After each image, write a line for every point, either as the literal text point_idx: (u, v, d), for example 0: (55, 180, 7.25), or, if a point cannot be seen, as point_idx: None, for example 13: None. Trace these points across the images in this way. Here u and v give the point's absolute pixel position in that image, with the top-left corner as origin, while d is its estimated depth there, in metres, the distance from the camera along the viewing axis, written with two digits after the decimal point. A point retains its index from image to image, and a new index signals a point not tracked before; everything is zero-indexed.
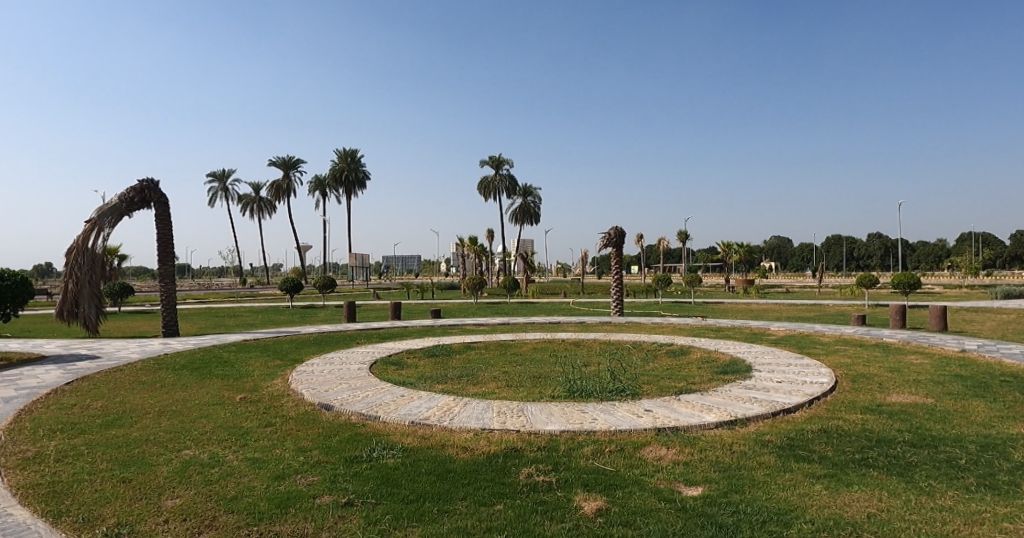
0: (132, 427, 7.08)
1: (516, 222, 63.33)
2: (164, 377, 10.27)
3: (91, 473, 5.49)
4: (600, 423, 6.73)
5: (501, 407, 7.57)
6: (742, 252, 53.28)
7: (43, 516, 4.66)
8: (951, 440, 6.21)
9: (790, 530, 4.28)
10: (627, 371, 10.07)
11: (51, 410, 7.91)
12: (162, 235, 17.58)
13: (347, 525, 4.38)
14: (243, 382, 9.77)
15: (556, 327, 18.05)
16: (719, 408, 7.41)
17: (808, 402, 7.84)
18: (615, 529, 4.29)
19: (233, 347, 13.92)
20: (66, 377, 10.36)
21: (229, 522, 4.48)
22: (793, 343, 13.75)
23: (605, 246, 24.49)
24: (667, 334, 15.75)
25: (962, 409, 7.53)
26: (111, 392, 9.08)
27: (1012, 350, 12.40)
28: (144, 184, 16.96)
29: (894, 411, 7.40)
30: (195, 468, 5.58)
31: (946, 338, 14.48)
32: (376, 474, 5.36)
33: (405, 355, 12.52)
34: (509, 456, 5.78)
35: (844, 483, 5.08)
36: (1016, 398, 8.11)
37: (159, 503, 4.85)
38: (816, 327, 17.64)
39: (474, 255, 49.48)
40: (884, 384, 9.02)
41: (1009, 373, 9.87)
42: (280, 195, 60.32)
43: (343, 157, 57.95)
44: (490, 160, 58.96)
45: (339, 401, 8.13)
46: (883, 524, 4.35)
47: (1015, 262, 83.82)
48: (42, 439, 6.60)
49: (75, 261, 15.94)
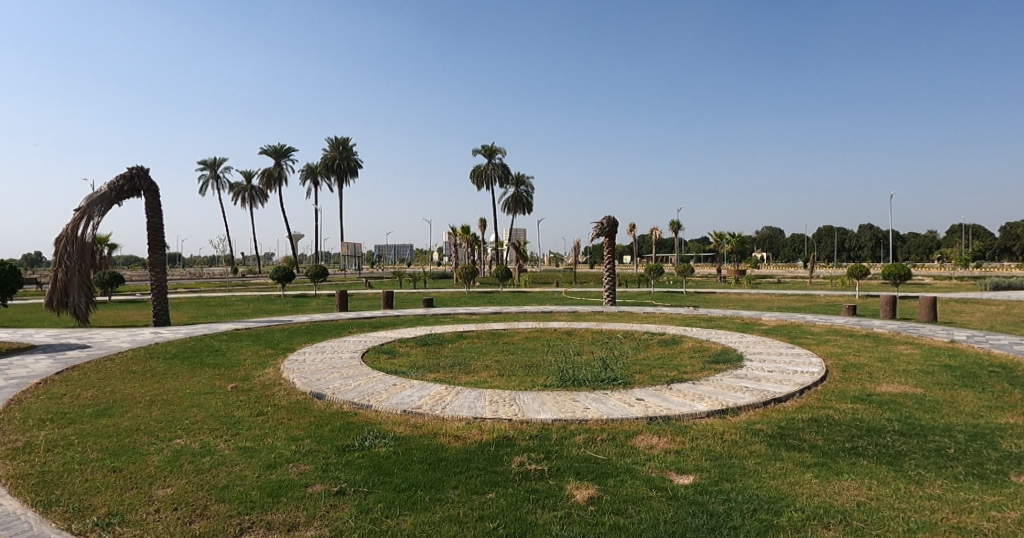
0: (123, 416, 7.05)
1: (509, 212, 63.23)
2: (155, 366, 10.23)
3: (82, 463, 5.45)
4: (591, 412, 6.74)
5: (494, 396, 7.57)
6: (734, 242, 53.28)
7: (34, 506, 4.63)
8: (941, 429, 6.27)
9: (780, 518, 4.30)
10: (619, 360, 10.11)
11: (41, 400, 7.86)
12: (153, 223, 17.42)
13: (339, 514, 4.37)
14: (235, 371, 9.72)
15: (549, 316, 18.15)
16: (710, 397, 7.45)
17: (798, 391, 7.88)
18: (607, 518, 4.29)
19: (224, 336, 13.86)
20: (56, 366, 10.30)
21: (221, 511, 4.47)
22: (784, 333, 13.85)
23: (598, 235, 24.55)
24: (659, 324, 15.82)
25: (950, 398, 7.61)
26: (102, 381, 9.03)
27: (1000, 341, 12.52)
28: (132, 172, 16.79)
29: (884, 401, 7.45)
30: (187, 457, 5.55)
31: (935, 329, 14.60)
32: (369, 463, 5.35)
33: (398, 343, 12.53)
34: (501, 444, 5.77)
35: (834, 471, 5.12)
36: (1004, 388, 8.20)
37: (151, 492, 4.82)
38: (807, 317, 17.80)
39: (467, 244, 49.52)
40: (874, 374, 9.09)
41: (997, 364, 9.97)
42: (270, 183, 59.87)
43: (337, 145, 57.42)
44: (484, 149, 58.08)
45: (331, 389, 8.11)
46: (872, 512, 4.39)
47: (1004, 255, 84.35)
48: (33, 429, 6.55)
49: (64, 249, 15.70)
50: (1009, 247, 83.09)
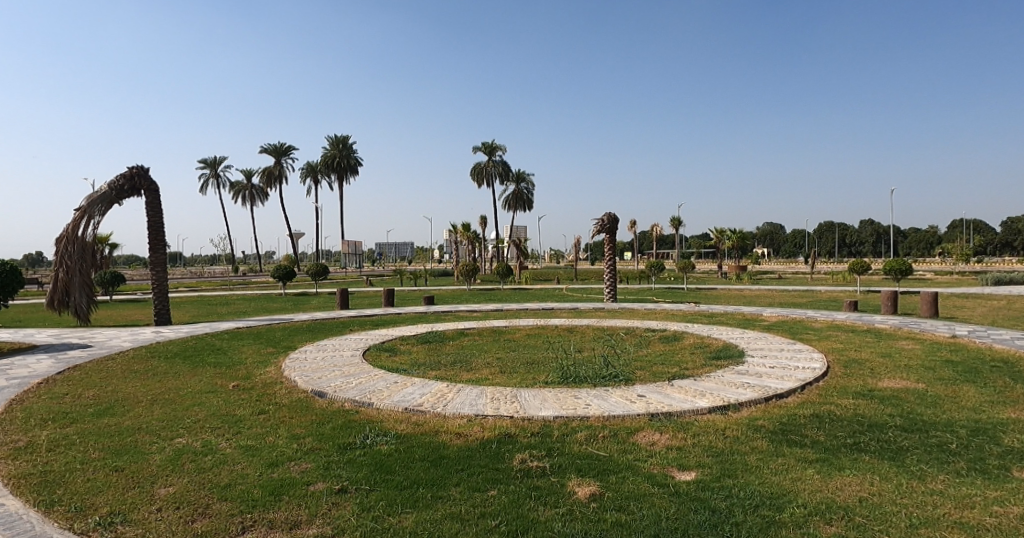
0: (125, 415, 7.05)
1: (509, 209, 63.20)
2: (156, 365, 10.23)
3: (84, 462, 5.46)
4: (593, 409, 6.74)
5: (496, 393, 7.59)
6: (734, 238, 53.20)
7: (36, 505, 4.63)
8: (942, 424, 6.27)
9: (782, 514, 4.29)
10: (621, 356, 10.11)
11: (42, 400, 7.85)
12: (154, 222, 17.41)
13: (341, 512, 4.37)
14: (236, 370, 9.72)
15: (550, 313, 18.14)
16: (712, 394, 7.44)
17: (800, 388, 7.87)
18: (609, 514, 4.29)
19: (225, 335, 13.86)
20: (58, 366, 10.30)
21: (222, 510, 4.46)
22: (785, 329, 13.83)
23: (598, 232, 24.52)
24: (660, 321, 15.79)
25: (952, 394, 7.58)
26: (104, 381, 9.03)
27: (1002, 336, 12.50)
28: (133, 171, 16.79)
29: (886, 397, 7.44)
30: (188, 456, 5.56)
31: (936, 324, 14.58)
32: (371, 460, 5.36)
33: (399, 341, 12.52)
34: (503, 442, 5.78)
35: (836, 467, 5.11)
36: (1006, 382, 8.18)
37: (152, 492, 4.83)
38: (808, 312, 17.79)
39: (467, 242, 49.52)
40: (876, 370, 9.08)
41: (999, 359, 9.95)
42: (270, 182, 59.84)
43: (336, 144, 57.55)
44: (484, 149, 57.75)
45: (332, 388, 8.11)
46: (874, 508, 4.38)
47: (1006, 249, 84.21)
48: (34, 429, 6.55)
49: (65, 249, 15.71)
50: (1010, 242, 82.94)
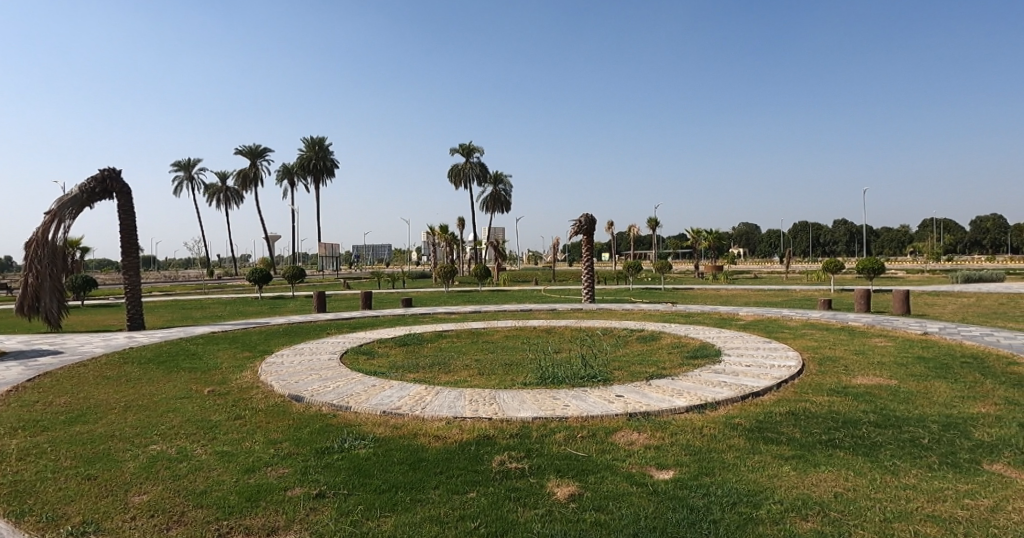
0: (97, 423, 6.88)
1: (488, 211, 63.10)
2: (130, 371, 10.00)
3: (55, 471, 5.31)
4: (572, 409, 6.77)
5: (474, 395, 7.57)
6: (710, 238, 53.87)
7: (5, 517, 4.50)
8: (914, 419, 6.41)
9: (759, 511, 4.35)
10: (599, 356, 10.17)
11: (11, 408, 7.63)
12: (126, 225, 17.05)
13: (320, 517, 4.32)
14: (212, 375, 9.55)
15: (529, 314, 18.22)
16: (690, 392, 7.53)
17: (775, 385, 7.98)
18: (588, 514, 4.30)
19: (201, 339, 13.64)
20: (27, 373, 10.03)
21: (198, 517, 4.39)
22: (761, 328, 14.03)
23: (576, 233, 24.60)
24: (638, 321, 15.90)
25: (924, 389, 7.75)
26: (75, 387, 8.81)
27: (972, 332, 12.78)
28: (105, 173, 16.44)
29: (859, 393, 7.59)
30: (163, 463, 5.44)
31: (907, 321, 14.88)
32: (348, 465, 5.30)
33: (377, 344, 12.44)
34: (481, 443, 5.76)
35: (811, 463, 5.20)
36: (975, 378, 8.39)
37: (126, 500, 4.72)
38: (783, 311, 18.06)
39: (446, 244, 49.34)
40: (850, 367, 9.25)
41: (970, 355, 10.19)
42: (246, 184, 59.04)
43: (311, 146, 56.99)
44: (462, 148, 57.19)
45: (310, 392, 8.01)
46: (850, 503, 4.46)
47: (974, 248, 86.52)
48: (2, 437, 6.38)
49: (34, 253, 15.30)
50: (978, 241, 85.19)
